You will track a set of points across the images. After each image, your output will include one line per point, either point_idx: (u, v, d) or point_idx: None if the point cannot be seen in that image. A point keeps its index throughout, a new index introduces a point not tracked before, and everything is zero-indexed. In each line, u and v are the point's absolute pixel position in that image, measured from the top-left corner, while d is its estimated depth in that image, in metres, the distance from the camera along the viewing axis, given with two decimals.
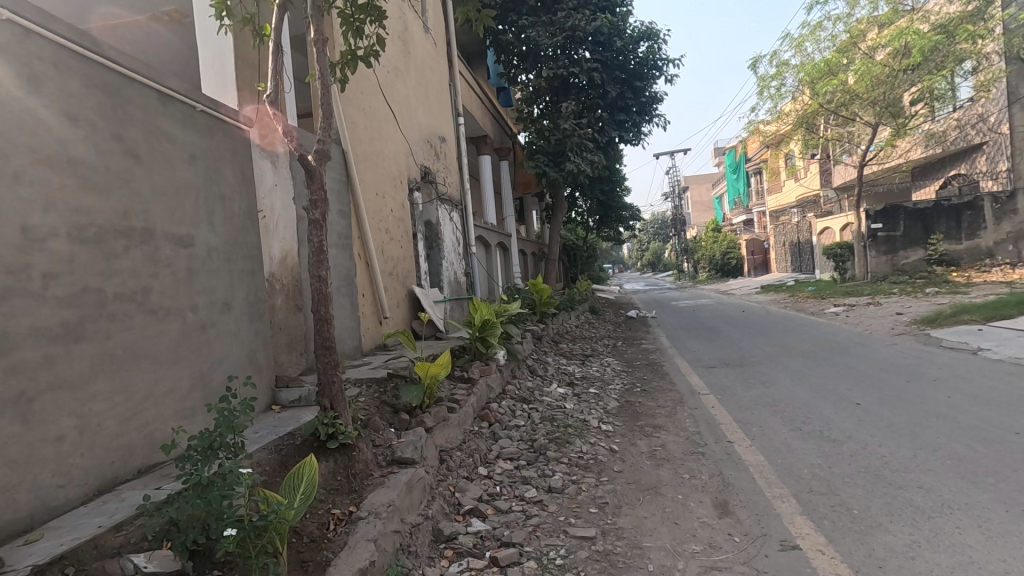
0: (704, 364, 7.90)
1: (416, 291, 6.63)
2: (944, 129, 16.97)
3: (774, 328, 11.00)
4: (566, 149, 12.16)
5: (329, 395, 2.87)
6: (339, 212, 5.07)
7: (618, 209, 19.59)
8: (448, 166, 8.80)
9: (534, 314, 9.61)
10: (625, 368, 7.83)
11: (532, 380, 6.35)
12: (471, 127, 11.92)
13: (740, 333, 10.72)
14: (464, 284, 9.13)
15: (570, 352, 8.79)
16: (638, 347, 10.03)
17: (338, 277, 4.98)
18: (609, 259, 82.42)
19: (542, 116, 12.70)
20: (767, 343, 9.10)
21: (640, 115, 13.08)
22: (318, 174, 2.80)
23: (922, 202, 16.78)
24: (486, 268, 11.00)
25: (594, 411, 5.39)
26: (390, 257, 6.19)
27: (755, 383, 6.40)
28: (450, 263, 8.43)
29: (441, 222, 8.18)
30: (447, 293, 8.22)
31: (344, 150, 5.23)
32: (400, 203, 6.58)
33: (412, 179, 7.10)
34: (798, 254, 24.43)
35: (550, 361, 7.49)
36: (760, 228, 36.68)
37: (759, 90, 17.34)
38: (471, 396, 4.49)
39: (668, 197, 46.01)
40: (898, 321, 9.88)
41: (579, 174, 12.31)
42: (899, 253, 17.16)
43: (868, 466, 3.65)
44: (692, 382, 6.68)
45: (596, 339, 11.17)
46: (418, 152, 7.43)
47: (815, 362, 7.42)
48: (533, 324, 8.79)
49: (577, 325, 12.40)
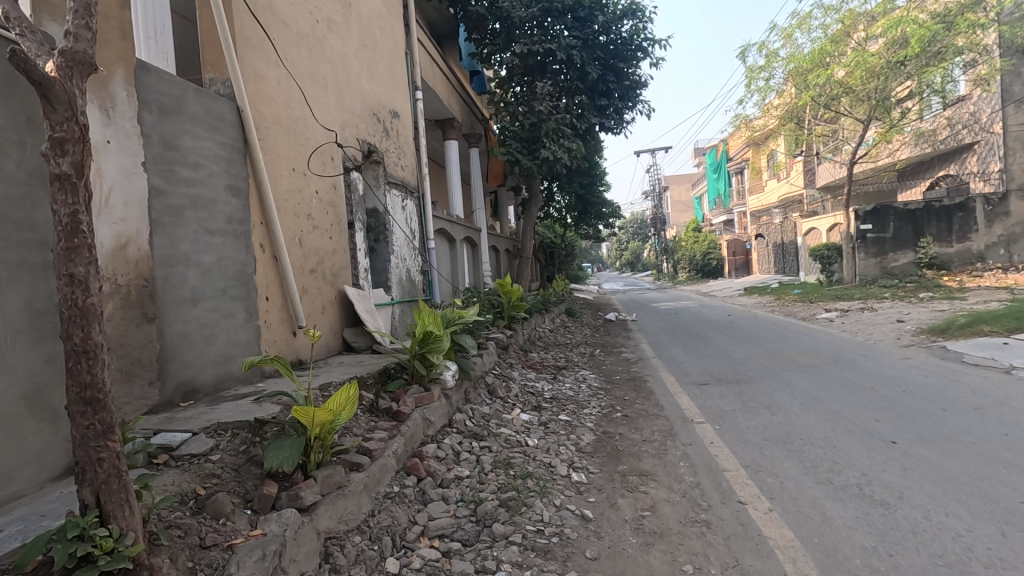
0: (693, 380, 6.83)
1: (349, 293, 5.41)
2: (935, 127, 16.30)
3: (766, 336, 10.01)
4: (541, 135, 10.99)
5: (94, 486, 1.65)
6: (230, 190, 3.83)
7: (598, 206, 18.45)
8: (401, 147, 7.58)
9: (501, 318, 8.47)
10: (603, 385, 6.72)
11: (488, 405, 5.17)
12: (436, 108, 10.64)
13: (731, 342, 9.69)
14: (420, 284, 7.94)
15: (539, 364, 7.62)
16: (617, 357, 8.91)
17: (227, 276, 3.73)
18: (590, 258, 81.85)
19: (516, 99, 11.52)
20: (762, 355, 8.06)
21: (622, 101, 11.94)
22: (61, 91, 1.56)
23: (913, 202, 16.06)
24: (448, 265, 9.81)
25: (563, 449, 4.24)
26: (314, 250, 4.96)
27: (758, 408, 5.33)
28: (400, 260, 7.23)
29: (389, 210, 6.97)
30: (396, 296, 7.01)
31: (241, 109, 3.99)
32: (330, 185, 5.35)
33: (349, 156, 5.87)
34: (782, 256, 23.70)
35: (514, 378, 6.32)
36: (740, 229, 36.12)
37: (747, 83, 16.41)
38: (392, 441, 3.30)
39: (648, 196, 45.28)
40: (902, 331, 8.96)
41: (556, 163, 11.13)
42: (889, 255, 16.41)
43: (945, 554, 2.57)
44: (682, 406, 5.57)
45: (571, 346, 10.03)
46: (359, 125, 6.20)
47: (822, 378, 6.40)
48: (498, 331, 7.63)
49: (551, 330, 11.29)
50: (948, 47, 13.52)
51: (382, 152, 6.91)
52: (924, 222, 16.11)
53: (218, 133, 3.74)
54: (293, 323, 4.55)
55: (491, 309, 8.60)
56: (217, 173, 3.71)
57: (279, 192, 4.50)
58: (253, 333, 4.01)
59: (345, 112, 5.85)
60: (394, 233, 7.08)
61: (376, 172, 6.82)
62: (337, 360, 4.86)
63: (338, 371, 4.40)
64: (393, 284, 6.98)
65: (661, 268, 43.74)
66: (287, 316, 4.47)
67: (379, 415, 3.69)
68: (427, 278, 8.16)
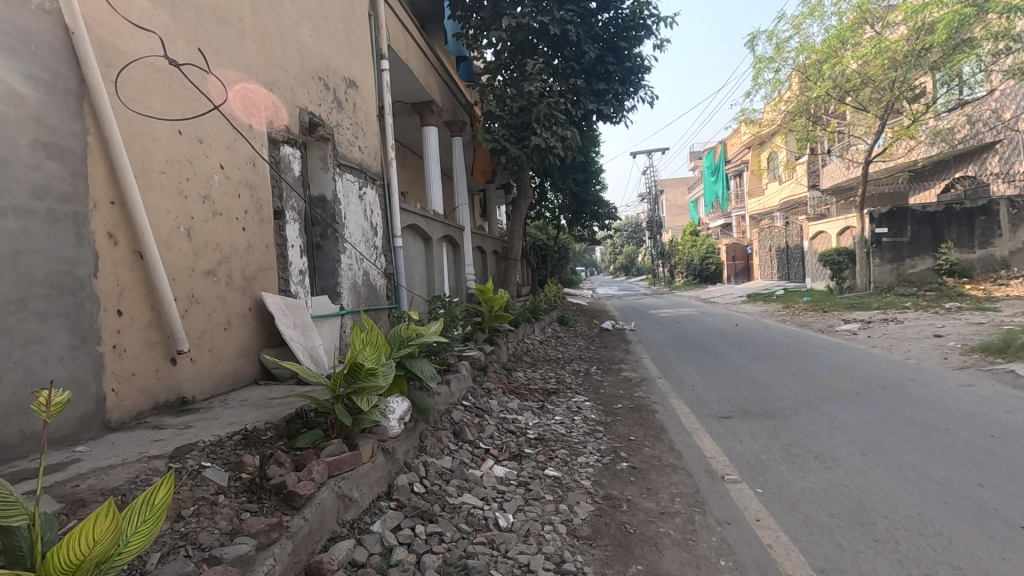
0: (711, 411, 5.56)
1: (269, 303, 4.08)
2: (952, 124, 15.21)
3: (784, 352, 8.77)
4: (531, 122, 9.76)
5: None
6: (41, 150, 2.52)
7: (593, 205, 17.21)
8: (360, 124, 6.30)
9: (480, 331, 7.19)
10: (602, 418, 5.44)
11: (450, 455, 3.87)
12: (412, 88, 9.35)
13: (744, 358, 8.43)
14: (383, 289, 6.65)
15: (525, 388, 6.32)
16: (616, 377, 7.63)
17: (28, 280, 2.41)
18: (584, 263, 80.73)
19: (505, 82, 10.26)
20: (787, 377, 6.81)
21: (623, 86, 10.72)
22: None
23: (932, 205, 14.97)
24: (421, 267, 8.59)
25: (550, 535, 2.94)
26: (213, 244, 3.65)
27: (808, 458, 4.06)
28: (355, 261, 5.93)
29: (339, 199, 5.68)
30: (347, 306, 5.70)
31: (74, 31, 2.68)
32: (246, 158, 4.05)
33: (281, 125, 4.57)
34: (786, 261, 22.54)
35: (490, 412, 5.03)
36: (739, 232, 34.95)
37: (755, 74, 15.22)
38: (265, 556, 1.99)
39: (643, 199, 44.14)
40: (946, 349, 7.71)
41: (548, 152, 9.92)
42: (905, 261, 15.24)
43: None
44: (705, 454, 4.28)
45: (562, 361, 8.76)
46: (297, 88, 4.90)
47: (875, 411, 5.13)
48: (474, 349, 6.34)
49: (540, 342, 10.04)
50: (977, 35, 12.42)
51: (332, 127, 5.63)
52: (944, 227, 14.99)
53: (16, 60, 2.44)
54: (172, 346, 3.22)
55: (469, 319, 7.31)
56: (12, 119, 2.40)
57: (153, 161, 3.19)
58: (90, 364, 2.70)
59: (274, 68, 4.55)
60: (346, 228, 5.78)
61: (323, 151, 5.55)
62: (241, 397, 3.52)
63: (229, 416, 3.07)
64: (344, 290, 5.68)
65: (657, 273, 42.57)
66: (160, 337, 3.14)
67: (262, 496, 2.38)
68: (391, 283, 6.87)
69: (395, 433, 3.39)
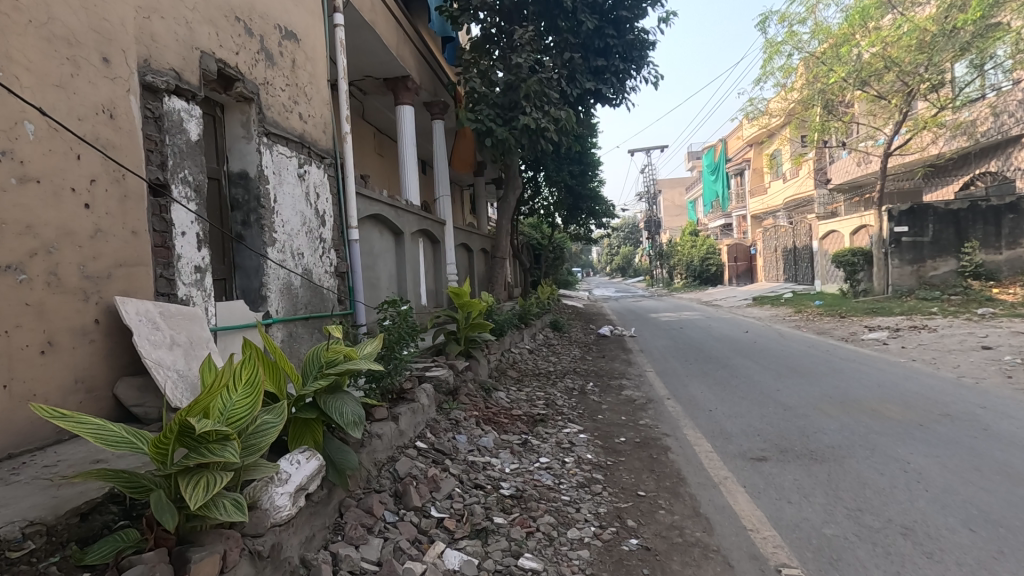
0: (741, 450, 4.37)
1: (127, 313, 2.86)
2: (975, 117, 14.02)
3: (809, 366, 7.58)
4: (520, 100, 8.59)
5: None
6: None
7: (590, 201, 16.02)
8: (303, 87, 5.07)
9: (454, 341, 6.01)
10: (599, 460, 4.23)
11: (382, 537, 2.66)
12: (383, 59, 8.14)
13: (764, 374, 7.23)
14: (333, 292, 5.44)
15: (505, 415, 5.12)
16: (616, 397, 6.43)
17: None
18: (580, 264, 79.49)
19: (490, 57, 9.09)
20: (823, 401, 5.62)
21: (625, 63, 9.55)
22: None
23: (955, 202, 13.92)
24: (388, 264, 7.38)
25: None
26: (19, 225, 2.42)
27: (893, 537, 2.86)
28: (290, 257, 4.72)
29: (269, 178, 4.46)
30: (278, 314, 4.49)
31: None
32: (96, 107, 2.84)
33: (167, 69, 3.35)
34: (793, 263, 21.36)
35: (454, 456, 3.83)
36: (740, 233, 33.81)
37: (765, 60, 14.10)
38: None
39: (641, 199, 43.00)
40: (1006, 365, 6.53)
41: (540, 135, 8.73)
42: (926, 262, 14.07)
43: None
44: (745, 526, 3.08)
45: (555, 375, 7.57)
46: (198, 25, 3.67)
47: (957, 455, 3.94)
48: (444, 366, 5.16)
49: (530, 354, 8.83)
50: (1010, 15, 11.46)
51: (259, 84, 4.40)
52: (969, 226, 13.88)
53: None
54: None
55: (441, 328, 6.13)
56: None
57: None
58: None
59: None
60: (278, 215, 4.57)
61: (245, 114, 4.33)
62: (51, 460, 2.30)
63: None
64: (274, 294, 4.46)
65: (654, 274, 41.37)
66: None
67: None
68: (345, 286, 5.69)
69: (283, 518, 2.19)
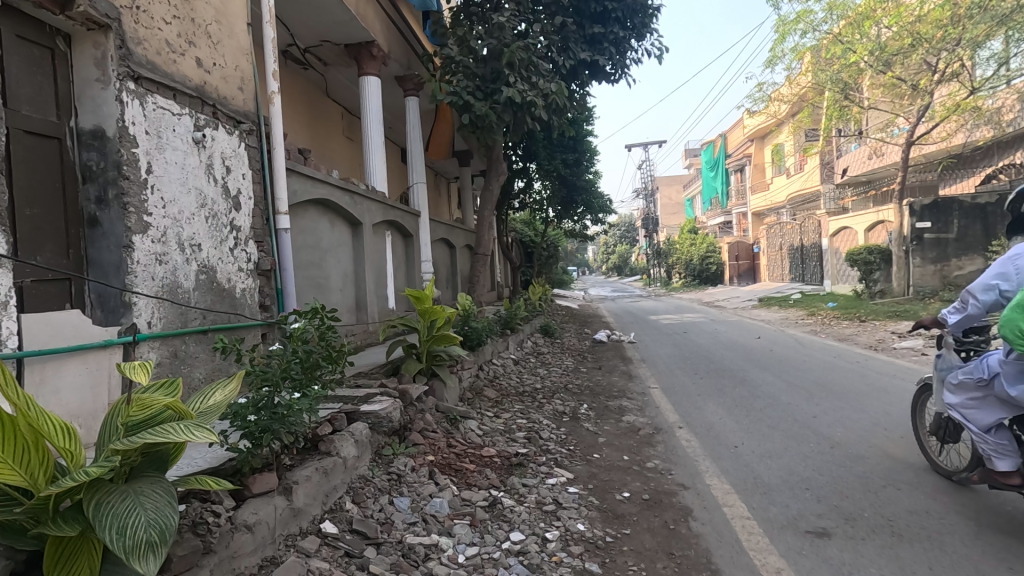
0: (792, 518, 3.16)
1: None
2: (1003, 104, 12.81)
3: (844, 383, 6.37)
4: (503, 69, 7.36)
5: None
6: None
7: (585, 193, 14.81)
8: (201, 25, 3.80)
9: (416, 358, 4.81)
10: (595, 536, 3.00)
11: None
12: (340, 18, 6.88)
13: (793, 394, 6.01)
14: (250, 294, 4.20)
15: (472, 460, 3.91)
16: (616, 425, 5.20)
17: None
18: (575, 263, 78.09)
19: (470, 21, 7.84)
20: (878, 437, 4.43)
21: (625, 30, 8.31)
22: None
23: (983, 195, 12.77)
24: (342, 261, 6.15)
25: None
26: None
27: None
28: (177, 249, 3.46)
29: (138, 139, 3.21)
30: (153, 327, 3.25)
31: None
32: None
33: None
34: (800, 261, 20.21)
35: (382, 542, 2.60)
36: (739, 231, 32.55)
37: (776, 39, 12.93)
38: None
39: (638, 196, 41.78)
40: None
41: (527, 110, 7.48)
42: (951, 261, 12.92)
43: None
44: None
45: (542, 394, 6.36)
46: None
47: None
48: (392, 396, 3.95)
49: (516, 367, 7.59)
50: None
51: (121, 7, 3.13)
52: (997, 221, 12.73)
53: None
54: None
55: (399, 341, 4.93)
56: None
57: None
58: None
59: None
60: (157, 191, 3.32)
61: (99, 48, 3.07)
62: None
63: None
64: (145, 298, 3.21)
65: (652, 274, 40.14)
66: None
67: None
68: (274, 287, 4.50)
69: None
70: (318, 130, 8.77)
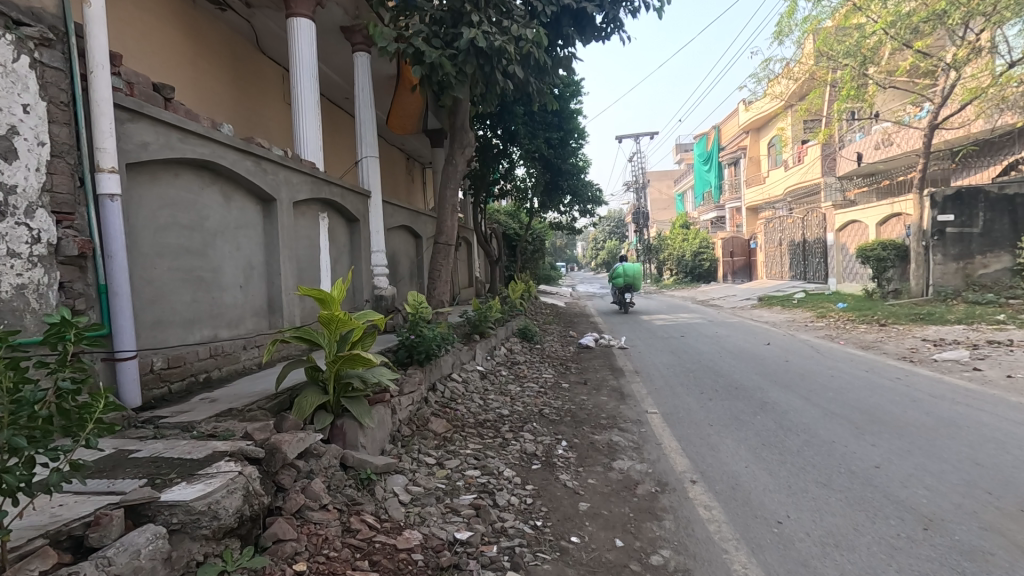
0: None
1: None
2: None
3: (895, 412, 4.95)
4: (465, 8, 5.85)
5: None
6: None
7: (572, 180, 13.39)
8: None
9: (322, 395, 3.32)
10: None
11: None
12: None
13: (834, 427, 4.59)
14: (40, 296, 2.68)
15: (371, 567, 2.40)
16: (604, 480, 3.74)
17: None
18: (564, 259, 76.76)
19: None
20: (990, 512, 3.00)
21: None
22: None
23: (1012, 185, 11.47)
24: (244, 250, 4.62)
25: None
26: None
27: None
28: None
29: None
30: None
31: None
32: None
33: None
34: (801, 258, 18.94)
35: None
36: (732, 228, 30.65)
37: (787, 9, 11.58)
38: None
39: (629, 190, 40.44)
40: None
41: (497, 62, 5.98)
42: (975, 258, 11.62)
43: None
44: None
45: (508, 423, 4.88)
46: None
47: None
48: (245, 463, 2.46)
49: (481, 384, 6.11)
50: None
51: None
52: None
53: None
54: None
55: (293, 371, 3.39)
56: None
57: None
58: None
59: None
60: None
61: None
62: None
63: None
64: None
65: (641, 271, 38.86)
66: None
67: None
68: (93, 283, 3.00)
69: None
70: (246, 94, 7.21)
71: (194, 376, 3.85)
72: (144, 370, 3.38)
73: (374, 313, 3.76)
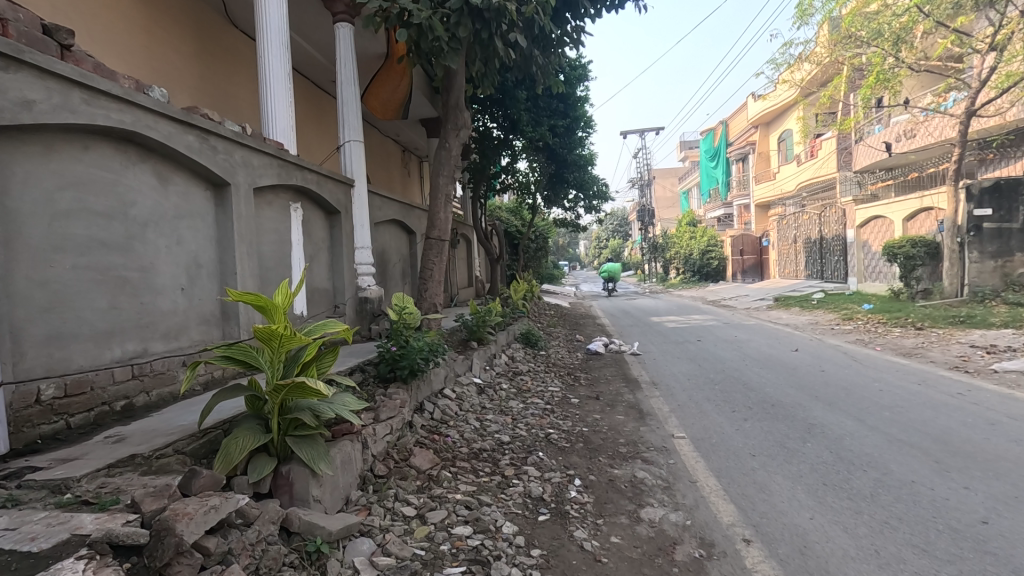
0: None
1: None
2: None
3: (975, 439, 4.11)
4: None
5: None
6: None
7: (578, 173, 12.58)
8: None
9: (264, 434, 2.52)
10: None
11: None
12: None
13: (908, 461, 3.74)
14: None
15: None
16: (630, 539, 2.90)
17: None
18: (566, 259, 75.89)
19: None
20: None
21: None
22: None
23: None
24: (187, 244, 3.80)
25: None
26: None
27: None
28: None
29: None
30: None
31: None
32: None
33: None
34: (817, 257, 18.08)
35: None
36: (741, 226, 29.79)
37: None
38: None
39: (633, 189, 39.59)
40: None
41: (498, 24, 5.15)
42: (1015, 255, 10.76)
43: None
44: None
45: (508, 454, 4.03)
46: None
47: None
48: (105, 563, 1.64)
49: (478, 401, 5.27)
50: None
51: None
52: None
53: None
54: None
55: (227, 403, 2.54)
56: None
57: None
58: None
59: None
60: None
61: None
62: None
63: None
64: None
65: (646, 271, 37.95)
66: None
67: None
68: None
69: None
70: (213, 71, 6.40)
71: (106, 405, 3.06)
72: (26, 403, 2.61)
73: (336, 323, 2.87)
